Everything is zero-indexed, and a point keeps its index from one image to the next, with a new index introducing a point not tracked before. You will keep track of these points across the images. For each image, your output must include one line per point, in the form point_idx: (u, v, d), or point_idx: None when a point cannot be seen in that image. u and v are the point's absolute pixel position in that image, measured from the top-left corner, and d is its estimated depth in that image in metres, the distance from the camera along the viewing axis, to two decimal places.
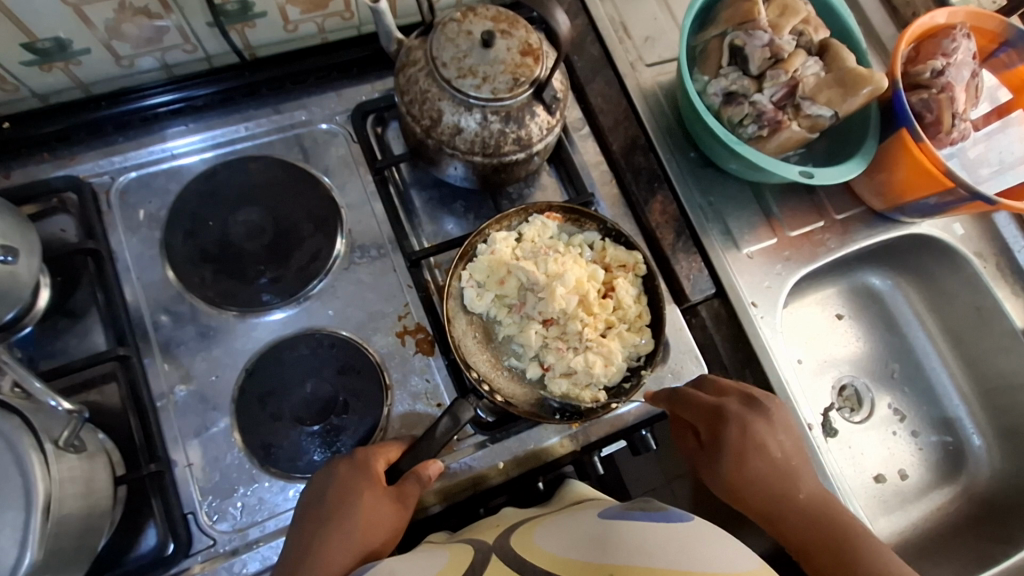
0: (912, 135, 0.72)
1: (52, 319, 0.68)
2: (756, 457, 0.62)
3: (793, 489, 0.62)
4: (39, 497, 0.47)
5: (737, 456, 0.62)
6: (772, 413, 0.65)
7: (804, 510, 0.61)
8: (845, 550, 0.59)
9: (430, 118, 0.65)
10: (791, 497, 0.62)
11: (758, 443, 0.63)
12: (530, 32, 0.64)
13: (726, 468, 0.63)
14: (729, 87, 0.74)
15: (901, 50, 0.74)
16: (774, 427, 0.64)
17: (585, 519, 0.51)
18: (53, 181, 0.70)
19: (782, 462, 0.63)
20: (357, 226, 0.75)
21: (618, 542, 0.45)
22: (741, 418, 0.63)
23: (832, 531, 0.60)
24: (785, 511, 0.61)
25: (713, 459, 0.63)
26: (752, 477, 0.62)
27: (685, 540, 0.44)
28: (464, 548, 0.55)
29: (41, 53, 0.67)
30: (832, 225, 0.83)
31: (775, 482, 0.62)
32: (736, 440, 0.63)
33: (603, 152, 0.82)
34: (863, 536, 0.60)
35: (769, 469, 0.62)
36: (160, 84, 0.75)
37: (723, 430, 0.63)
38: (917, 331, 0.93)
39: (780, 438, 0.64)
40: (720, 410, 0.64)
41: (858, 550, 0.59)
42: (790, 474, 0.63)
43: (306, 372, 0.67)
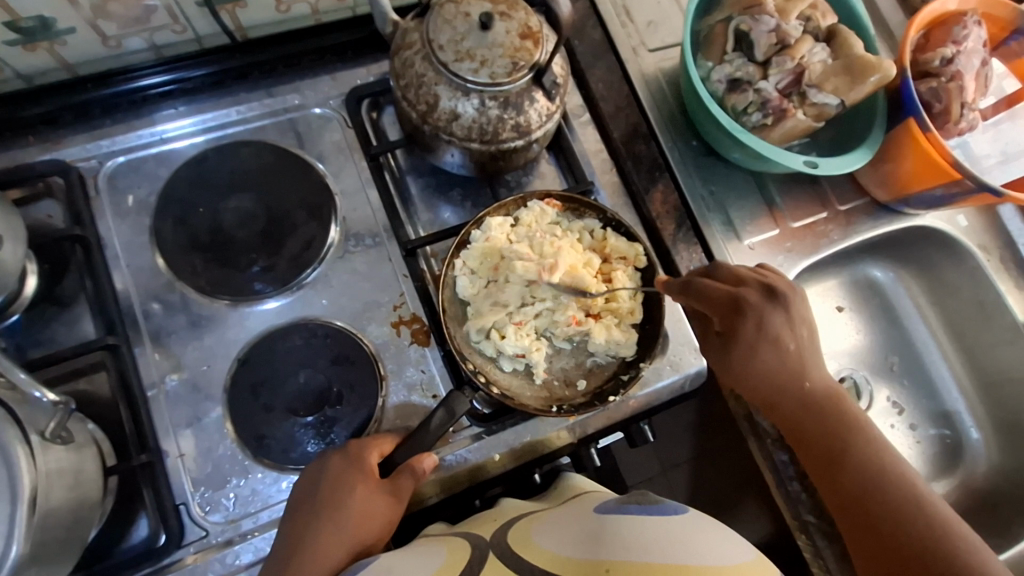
0: (919, 124, 0.71)
1: (39, 307, 0.66)
2: (769, 350, 0.64)
3: (805, 392, 0.65)
4: (24, 490, 0.46)
5: (760, 352, 0.64)
6: (792, 305, 0.65)
7: (815, 415, 0.64)
8: (828, 452, 0.63)
9: (426, 104, 0.63)
10: (800, 394, 0.65)
11: (773, 337, 0.63)
12: (530, 14, 0.62)
13: (733, 359, 0.65)
14: (733, 74, 0.72)
15: (910, 36, 0.73)
16: (793, 324, 0.64)
17: (582, 514, 0.50)
18: (39, 165, 0.68)
19: (798, 357, 0.65)
20: (352, 213, 0.74)
21: (616, 538, 0.44)
22: (757, 313, 0.62)
23: (829, 439, 0.63)
24: (796, 411, 0.65)
25: (727, 345, 0.65)
26: (757, 374, 0.65)
27: (685, 535, 0.43)
28: (461, 544, 0.54)
29: (24, 32, 0.64)
30: (835, 216, 0.81)
31: (785, 382, 0.65)
32: (753, 332, 0.63)
33: (603, 139, 0.80)
34: (856, 437, 0.63)
35: (786, 364, 0.64)
36: (148, 65, 0.73)
37: (740, 323, 0.63)
38: (918, 324, 0.92)
39: (805, 338, 0.65)
40: (735, 300, 0.63)
41: (840, 454, 0.62)
42: (803, 368, 0.65)
43: (299, 363, 0.66)
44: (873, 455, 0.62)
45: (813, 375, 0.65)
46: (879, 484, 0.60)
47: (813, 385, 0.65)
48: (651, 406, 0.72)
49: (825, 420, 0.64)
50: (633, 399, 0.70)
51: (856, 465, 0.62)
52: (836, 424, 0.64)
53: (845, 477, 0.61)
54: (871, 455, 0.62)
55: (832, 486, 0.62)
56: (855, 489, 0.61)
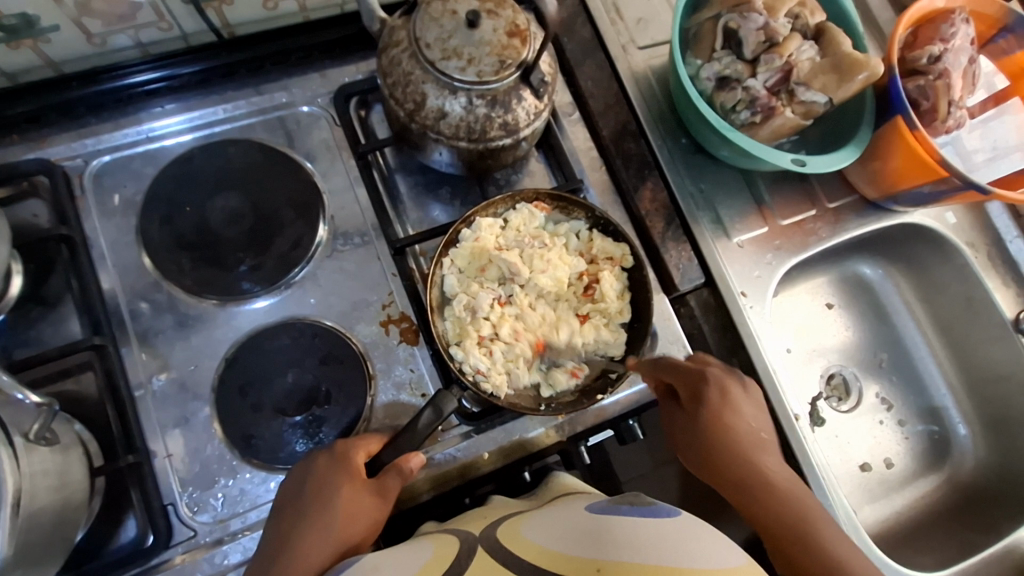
0: (907, 123, 0.71)
1: (25, 307, 0.66)
2: (720, 436, 0.62)
3: (753, 479, 0.61)
4: (8, 493, 0.45)
5: (720, 430, 0.62)
6: (740, 393, 0.65)
7: (779, 502, 0.60)
8: (798, 544, 0.59)
9: (413, 102, 0.63)
10: (768, 483, 0.61)
11: (736, 411, 0.63)
12: (517, 12, 0.62)
13: (699, 435, 0.63)
14: (722, 72, 0.72)
15: (898, 34, 0.73)
16: (753, 396, 0.65)
17: (573, 512, 0.51)
18: (24, 164, 0.67)
19: (754, 441, 0.63)
20: (340, 212, 0.74)
21: (605, 537, 0.44)
22: (719, 382, 0.64)
23: (794, 530, 0.59)
24: (758, 501, 0.61)
25: (690, 419, 0.64)
26: (723, 451, 0.62)
27: (676, 536, 0.43)
28: (448, 540, 0.54)
29: (7, 30, 0.64)
30: (824, 214, 0.82)
31: (745, 465, 0.62)
32: (717, 405, 0.63)
33: (592, 137, 0.80)
34: (806, 532, 0.59)
35: (733, 449, 0.62)
36: (136, 63, 0.72)
37: (702, 396, 0.63)
38: (906, 320, 0.93)
39: (763, 416, 0.65)
40: (700, 374, 0.64)
41: (812, 545, 0.58)
42: (762, 450, 0.63)
43: (287, 362, 0.66)
44: (845, 554, 0.58)
45: (772, 465, 0.63)
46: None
47: (767, 471, 0.62)
48: (635, 407, 0.74)
49: (790, 507, 0.60)
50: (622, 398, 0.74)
51: (826, 559, 0.57)
52: (800, 514, 0.60)
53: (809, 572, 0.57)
54: (846, 551, 0.58)
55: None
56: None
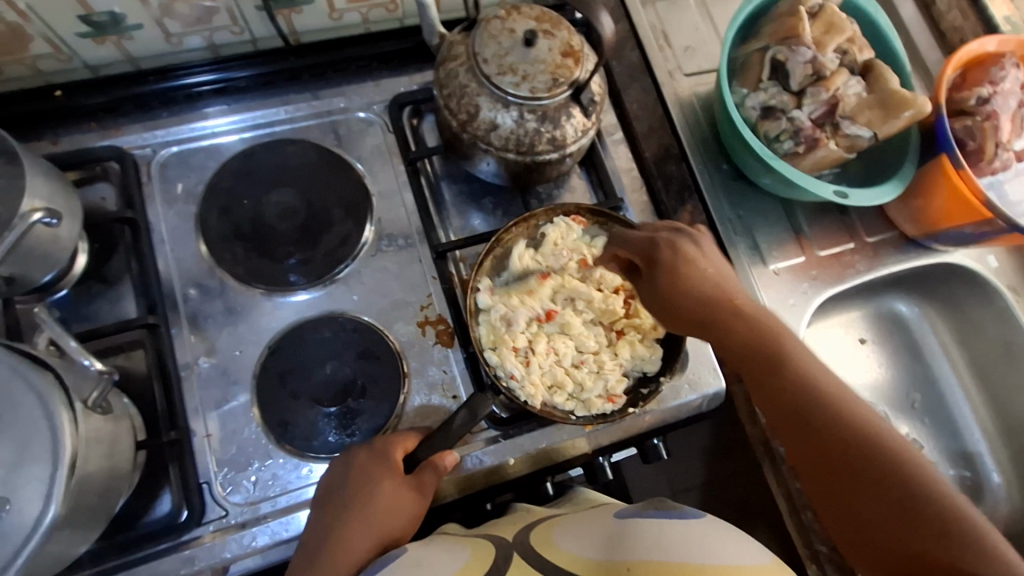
0: (952, 160, 0.71)
1: (86, 284, 0.69)
2: (668, 281, 0.60)
3: (726, 315, 0.60)
4: (66, 453, 0.48)
5: (679, 278, 0.60)
6: (700, 240, 0.63)
7: (751, 339, 0.59)
8: (771, 370, 0.58)
9: (467, 113, 0.65)
10: (733, 317, 0.60)
11: (692, 261, 0.61)
12: (572, 34, 0.64)
13: (656, 292, 0.61)
14: (767, 102, 0.74)
15: (947, 74, 0.73)
16: (707, 251, 0.63)
17: (603, 518, 0.51)
18: (98, 150, 0.72)
19: (721, 282, 0.61)
20: (387, 215, 0.76)
21: (634, 540, 0.45)
22: (670, 243, 0.61)
23: (766, 359, 0.58)
24: (725, 330, 0.60)
25: (648, 282, 0.62)
26: (687, 296, 0.60)
27: (698, 536, 0.43)
28: (482, 544, 0.55)
29: (96, 26, 0.69)
30: (863, 248, 0.82)
31: (707, 305, 0.60)
32: (672, 261, 0.61)
33: (635, 158, 0.81)
34: (792, 366, 0.57)
35: (706, 286, 0.60)
36: (197, 64, 0.77)
37: (657, 253, 0.61)
38: (941, 362, 0.92)
39: (726, 262, 0.63)
40: (650, 241, 0.62)
41: (793, 381, 0.57)
42: (729, 286, 0.62)
43: (326, 355, 0.68)
44: (812, 375, 0.57)
45: (743, 301, 0.61)
46: (824, 404, 0.55)
47: (750, 312, 0.60)
48: (660, 426, 0.73)
49: (758, 337, 0.59)
50: (648, 418, 0.72)
51: (798, 385, 0.56)
52: (771, 341, 0.59)
53: (794, 405, 0.56)
54: (811, 371, 0.57)
55: (784, 421, 0.57)
56: (802, 415, 0.56)
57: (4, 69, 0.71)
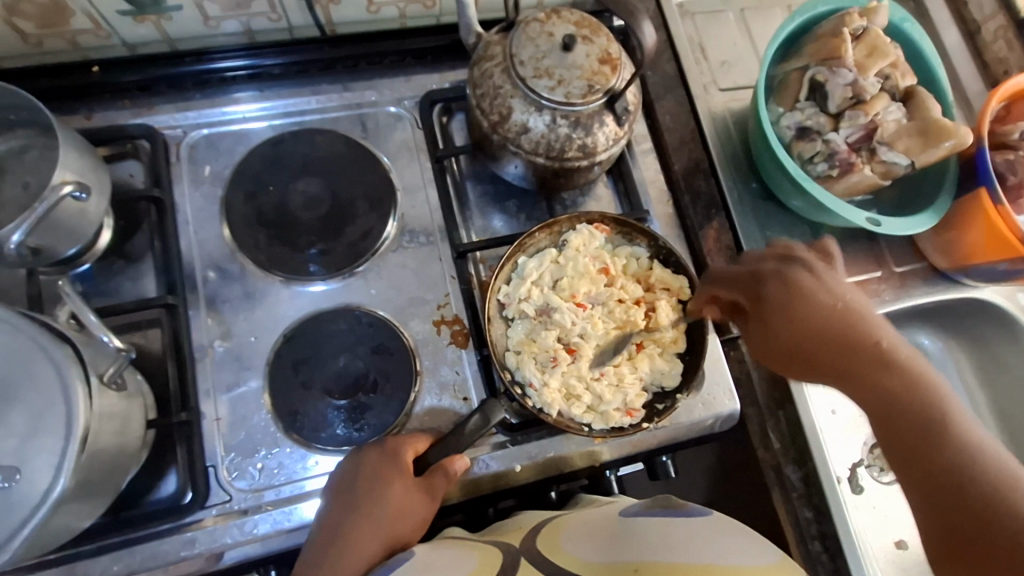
0: (991, 196, 0.69)
1: (109, 259, 0.70)
2: (816, 316, 0.58)
3: (864, 356, 0.56)
4: (78, 427, 0.48)
5: (796, 316, 0.58)
6: (816, 269, 0.60)
7: (903, 379, 0.55)
8: (908, 415, 0.54)
9: (499, 114, 0.65)
10: (875, 354, 0.56)
11: (820, 293, 0.59)
12: (611, 41, 0.64)
13: (771, 333, 0.59)
14: (804, 122, 0.72)
15: (992, 106, 0.71)
16: (828, 279, 0.60)
17: (607, 518, 0.52)
18: (130, 127, 0.72)
19: (852, 317, 0.58)
20: (410, 210, 0.76)
21: (641, 540, 0.46)
22: (779, 275, 0.59)
23: (906, 403, 0.54)
24: (863, 367, 0.56)
25: (762, 322, 0.60)
26: (813, 334, 0.58)
27: (706, 535, 0.44)
28: (491, 551, 0.54)
29: (137, 5, 0.69)
30: (890, 277, 0.80)
31: (840, 341, 0.57)
32: (796, 287, 0.59)
33: (663, 170, 0.80)
34: (928, 414, 0.53)
35: (831, 322, 0.58)
36: (225, 49, 0.77)
37: (764, 288, 0.60)
38: (962, 399, 0.90)
39: (855, 293, 0.60)
40: (751, 275, 0.61)
41: (929, 430, 0.53)
42: (874, 323, 0.58)
43: (340, 347, 0.68)
44: (964, 432, 0.52)
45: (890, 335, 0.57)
46: (961, 457, 0.51)
47: (876, 343, 0.57)
48: (671, 444, 0.73)
49: (904, 378, 0.55)
50: (659, 433, 0.71)
51: (948, 440, 0.52)
52: (915, 384, 0.55)
53: (927, 462, 0.52)
54: (962, 426, 0.53)
55: (915, 475, 0.53)
56: (936, 459, 0.52)
57: (44, 41, 0.71)
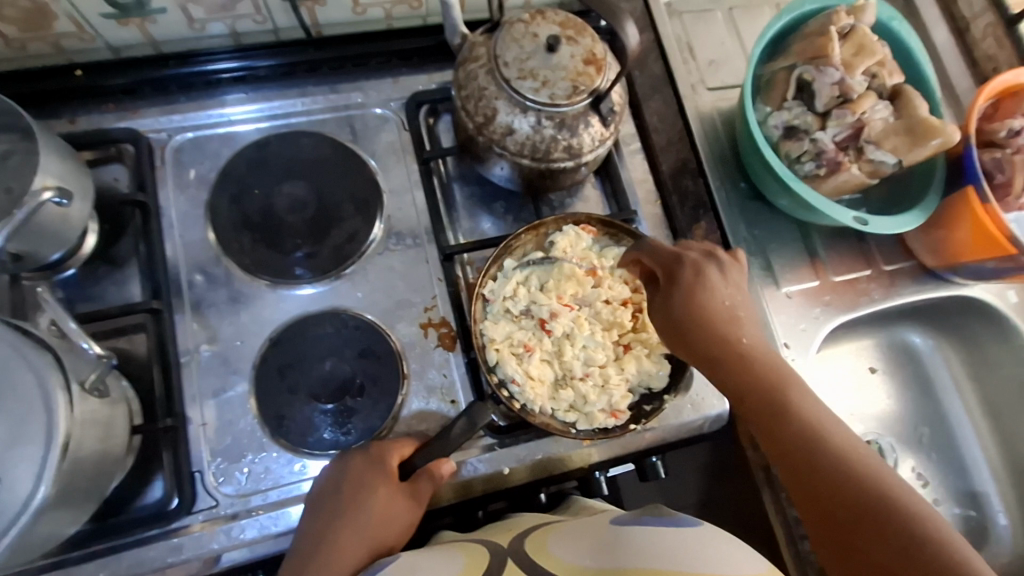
0: (978, 194, 0.69)
1: (94, 264, 0.69)
2: (717, 316, 0.59)
3: (744, 364, 0.58)
4: (59, 435, 0.48)
5: (693, 303, 0.59)
6: (726, 266, 0.62)
7: (754, 376, 0.58)
8: (780, 418, 0.56)
9: (484, 116, 0.65)
10: (745, 362, 0.58)
11: (710, 289, 0.60)
12: (596, 42, 0.63)
13: (672, 312, 0.59)
14: (791, 121, 0.72)
15: (979, 104, 0.71)
16: (730, 279, 0.61)
17: (599, 525, 0.51)
18: (115, 131, 0.72)
19: (730, 313, 0.60)
20: (397, 213, 0.76)
21: (630, 548, 0.44)
22: (696, 264, 0.60)
23: (780, 405, 0.56)
24: (741, 377, 0.58)
25: (666, 297, 0.60)
26: (695, 330, 0.58)
27: (695, 544, 0.43)
28: (478, 550, 0.54)
29: (120, 8, 0.69)
30: (879, 276, 0.80)
31: (722, 339, 0.59)
32: (691, 283, 0.60)
33: (651, 170, 0.80)
34: (802, 421, 0.55)
35: (717, 324, 0.59)
36: (223, 51, 0.77)
37: (677, 271, 0.60)
38: (952, 398, 0.90)
39: (741, 296, 0.61)
40: (676, 256, 0.61)
41: (807, 434, 0.55)
42: (737, 325, 0.60)
43: (327, 351, 0.68)
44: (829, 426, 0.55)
45: (750, 332, 0.60)
46: (829, 452, 0.54)
47: (738, 338, 0.59)
48: (660, 445, 0.72)
49: (769, 383, 0.57)
50: (648, 434, 0.70)
51: (812, 436, 0.55)
52: (778, 390, 0.57)
53: (810, 468, 0.54)
54: (825, 422, 0.56)
55: (802, 486, 0.54)
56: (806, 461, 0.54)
57: (27, 45, 0.71)
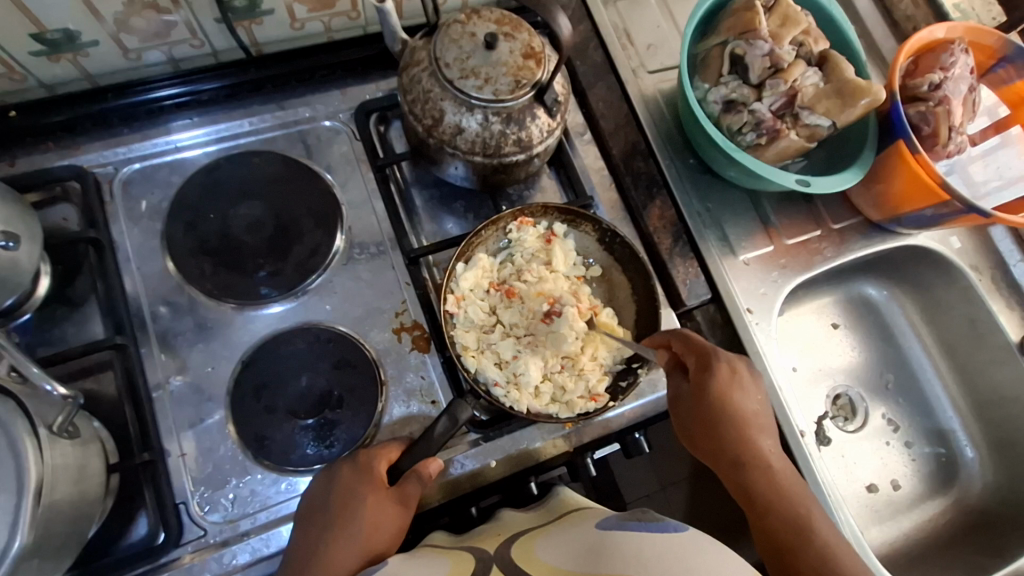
0: (909, 147, 0.73)
1: (50, 307, 0.68)
2: (735, 407, 0.64)
3: (754, 461, 0.63)
4: (30, 481, 0.47)
5: (725, 405, 0.64)
6: (759, 375, 0.67)
7: (770, 479, 0.62)
8: (784, 522, 0.60)
9: (432, 118, 0.66)
10: (768, 474, 0.63)
11: (742, 394, 0.65)
12: (533, 36, 0.65)
13: (703, 405, 0.64)
14: (729, 95, 0.75)
15: (900, 62, 0.75)
16: (760, 385, 0.67)
17: (584, 530, 0.52)
18: (58, 170, 0.70)
19: (756, 419, 0.65)
20: (357, 223, 0.76)
21: (614, 552, 0.46)
22: (730, 362, 0.65)
23: (785, 507, 0.61)
24: (750, 478, 0.63)
25: (697, 395, 0.65)
26: (721, 422, 0.64)
27: (678, 548, 0.45)
28: (466, 556, 0.56)
29: (50, 44, 0.68)
30: (829, 234, 0.83)
31: (743, 439, 0.64)
32: (723, 382, 0.64)
33: (603, 156, 0.82)
34: (811, 529, 0.60)
35: (742, 426, 0.64)
36: (165, 77, 0.75)
37: (714, 366, 0.65)
38: (912, 342, 0.94)
39: (768, 405, 0.67)
40: (713, 352, 0.66)
41: (806, 530, 0.59)
42: (763, 434, 0.65)
43: (301, 366, 0.68)
44: (834, 541, 0.59)
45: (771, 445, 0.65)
46: (835, 574, 0.57)
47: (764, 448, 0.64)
48: (641, 420, 0.74)
49: (782, 492, 0.62)
50: (627, 411, 0.72)
51: (813, 543, 0.59)
52: (785, 495, 0.62)
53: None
54: (831, 534, 0.59)
55: None
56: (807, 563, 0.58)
57: None
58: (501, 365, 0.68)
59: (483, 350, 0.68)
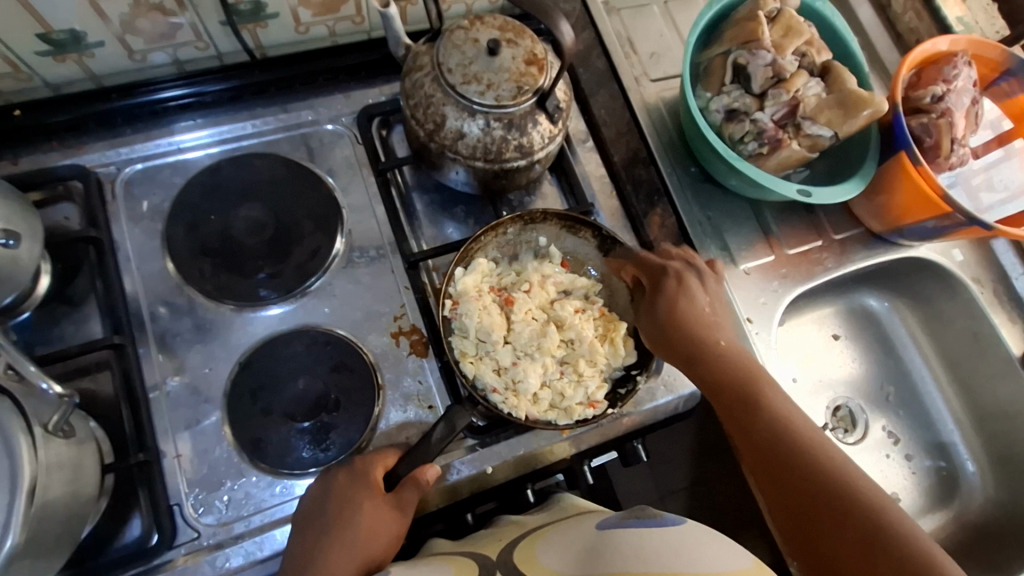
0: (911, 158, 0.73)
1: (51, 305, 0.68)
2: (687, 307, 0.67)
3: (710, 356, 0.65)
4: (24, 480, 0.47)
5: (677, 309, 0.67)
6: (709, 278, 0.70)
7: (724, 366, 0.65)
8: (750, 416, 0.62)
9: (434, 123, 0.66)
10: (724, 362, 0.65)
11: (692, 299, 0.68)
12: (536, 42, 0.65)
13: (658, 315, 0.67)
14: (731, 105, 0.75)
15: (903, 74, 0.75)
16: (709, 288, 0.70)
17: (584, 530, 0.52)
18: (61, 169, 0.71)
19: (711, 318, 0.68)
20: (358, 226, 0.76)
21: (614, 552, 0.45)
22: (677, 273, 0.69)
23: (740, 391, 0.63)
24: (710, 374, 0.65)
25: (650, 305, 0.68)
26: (682, 329, 0.66)
27: (681, 542, 0.44)
28: (467, 561, 0.56)
29: (56, 44, 0.68)
30: (830, 245, 0.83)
31: (699, 337, 0.66)
32: (673, 291, 0.68)
33: (604, 163, 0.82)
34: (769, 411, 0.62)
35: (696, 323, 0.67)
36: (169, 79, 0.76)
37: (663, 278, 0.68)
38: (913, 354, 0.93)
39: (719, 304, 0.70)
40: (661, 266, 0.70)
41: (758, 409, 0.62)
42: (716, 329, 0.67)
43: (299, 369, 0.67)
44: (786, 413, 0.62)
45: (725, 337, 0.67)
46: (790, 437, 0.60)
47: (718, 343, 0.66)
48: (640, 428, 0.73)
49: (737, 377, 0.64)
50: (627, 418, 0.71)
51: (766, 420, 0.61)
52: (739, 376, 0.64)
53: (765, 446, 0.60)
54: (786, 409, 0.62)
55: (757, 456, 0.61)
56: (768, 446, 0.60)
57: None
58: (499, 371, 0.68)
59: (481, 356, 0.67)
